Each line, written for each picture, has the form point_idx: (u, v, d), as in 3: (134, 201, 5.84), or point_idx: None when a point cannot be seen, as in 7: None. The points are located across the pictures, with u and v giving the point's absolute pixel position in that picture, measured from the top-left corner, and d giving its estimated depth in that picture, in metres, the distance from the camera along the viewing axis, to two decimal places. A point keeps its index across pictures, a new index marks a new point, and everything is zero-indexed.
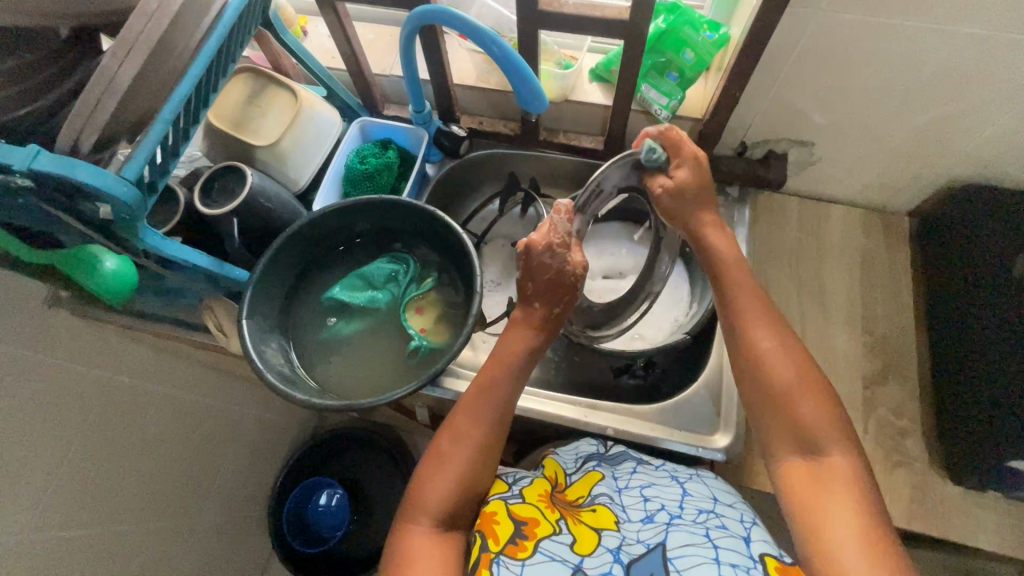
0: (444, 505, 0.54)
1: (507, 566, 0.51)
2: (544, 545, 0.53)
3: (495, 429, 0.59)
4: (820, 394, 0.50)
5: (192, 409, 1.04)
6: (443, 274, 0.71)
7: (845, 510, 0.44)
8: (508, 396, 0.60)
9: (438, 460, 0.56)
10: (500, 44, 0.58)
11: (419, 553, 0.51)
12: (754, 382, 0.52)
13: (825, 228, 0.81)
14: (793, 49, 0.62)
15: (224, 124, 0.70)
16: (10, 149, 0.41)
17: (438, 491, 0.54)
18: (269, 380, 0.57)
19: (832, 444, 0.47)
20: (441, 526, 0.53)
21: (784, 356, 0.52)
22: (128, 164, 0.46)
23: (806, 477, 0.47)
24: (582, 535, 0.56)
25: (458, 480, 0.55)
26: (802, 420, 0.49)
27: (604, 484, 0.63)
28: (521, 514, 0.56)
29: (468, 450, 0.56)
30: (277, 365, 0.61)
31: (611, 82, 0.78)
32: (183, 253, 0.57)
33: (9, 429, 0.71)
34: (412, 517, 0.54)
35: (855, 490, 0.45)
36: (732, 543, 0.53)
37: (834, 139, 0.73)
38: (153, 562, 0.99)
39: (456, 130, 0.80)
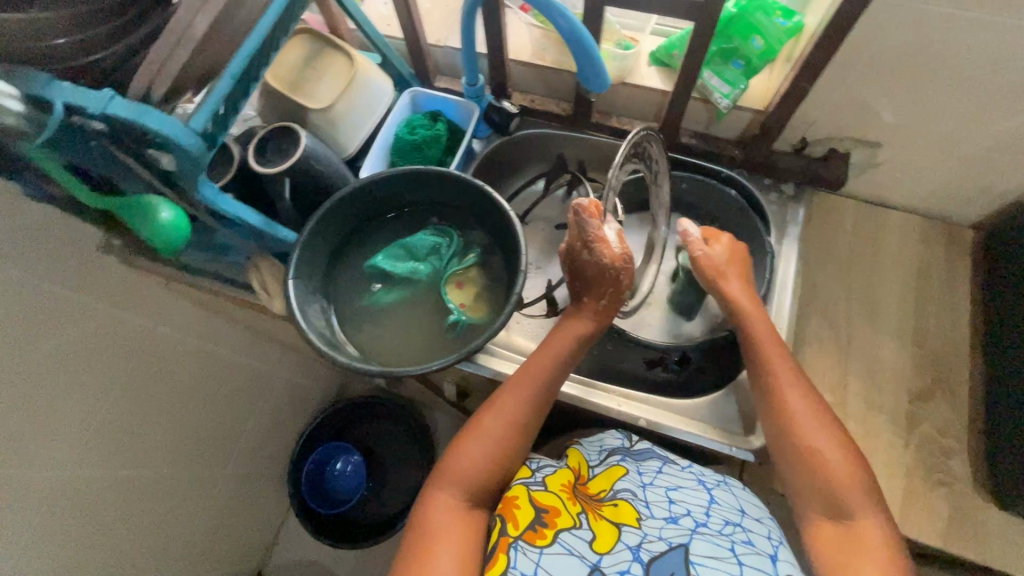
0: (476, 478, 0.56)
1: (525, 553, 0.51)
2: (563, 536, 0.53)
3: (537, 408, 0.61)
4: (849, 459, 0.52)
5: (220, 364, 1.07)
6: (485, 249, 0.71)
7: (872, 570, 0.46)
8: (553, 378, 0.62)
9: (477, 435, 0.58)
10: (567, 16, 0.56)
11: (444, 516, 0.53)
12: (784, 437, 0.55)
13: (882, 233, 0.78)
14: (872, 42, 0.59)
15: (281, 84, 0.69)
16: (87, 92, 0.42)
17: (473, 462, 0.57)
18: (312, 341, 0.58)
19: (864, 505, 0.50)
20: (469, 498, 0.55)
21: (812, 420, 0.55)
22: (196, 116, 0.46)
23: (837, 533, 0.50)
24: (602, 531, 0.55)
25: (493, 453, 0.58)
26: (841, 483, 0.51)
27: (628, 479, 0.62)
28: (542, 501, 0.56)
29: (505, 432, 0.59)
30: (319, 328, 0.62)
31: (671, 67, 0.75)
32: (236, 209, 0.58)
33: (55, 367, 0.74)
34: (442, 484, 0.56)
35: (884, 549, 0.47)
36: (757, 559, 0.52)
37: (904, 142, 0.70)
38: (175, 506, 1.03)
39: (506, 106, 0.79)
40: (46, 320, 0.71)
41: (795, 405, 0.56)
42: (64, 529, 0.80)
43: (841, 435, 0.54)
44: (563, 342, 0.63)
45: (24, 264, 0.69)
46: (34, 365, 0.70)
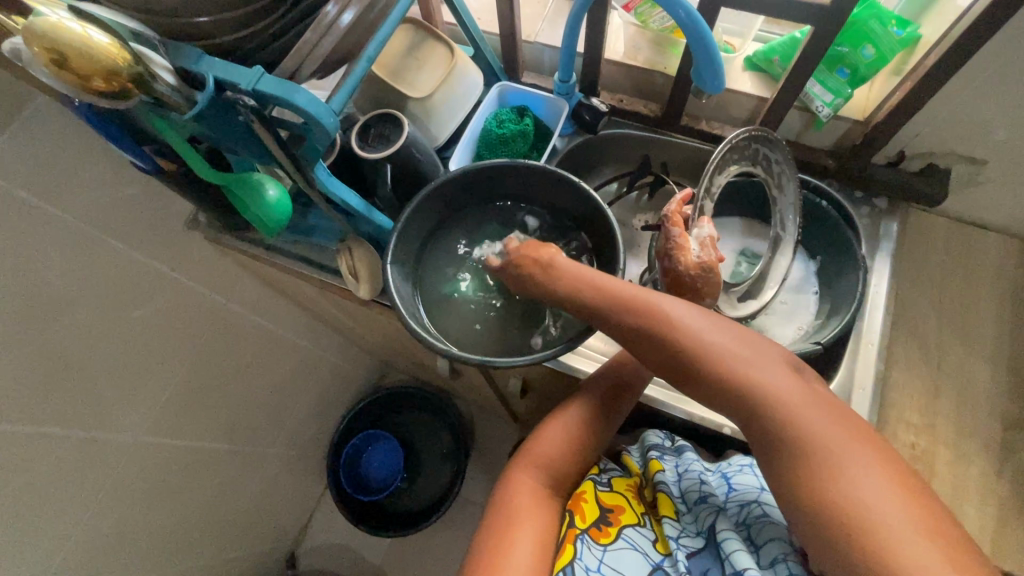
0: (558, 465, 0.57)
1: (590, 548, 0.55)
2: (628, 532, 0.57)
3: (619, 405, 0.61)
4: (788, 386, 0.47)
5: (276, 342, 1.09)
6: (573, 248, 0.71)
7: (867, 486, 0.41)
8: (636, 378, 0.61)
9: (557, 421, 0.60)
10: (687, 8, 0.55)
11: (525, 500, 0.54)
12: (740, 407, 0.48)
13: (977, 255, 0.76)
14: (998, 56, 0.57)
15: (383, 71, 0.70)
16: (238, 68, 0.44)
17: (553, 449, 0.58)
18: (411, 325, 0.59)
19: (812, 417, 0.45)
20: (548, 485, 0.56)
21: (745, 372, 0.48)
22: (335, 97, 0.47)
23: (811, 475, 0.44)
24: (662, 532, 0.59)
25: (573, 443, 0.58)
26: (814, 435, 0.44)
27: (664, 471, 0.62)
28: (608, 501, 0.60)
29: (584, 421, 0.59)
30: (413, 312, 0.64)
31: (769, 73, 0.74)
32: (342, 193, 0.59)
33: (134, 332, 0.76)
34: (524, 468, 0.57)
35: (861, 456, 0.42)
36: (773, 532, 0.53)
37: (1014, 162, 0.67)
38: (220, 478, 1.05)
39: (597, 104, 0.78)
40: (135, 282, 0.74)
41: (712, 366, 0.49)
42: (126, 486, 0.82)
43: (773, 364, 0.48)
44: None
45: (125, 229, 0.71)
46: (115, 324, 0.73)
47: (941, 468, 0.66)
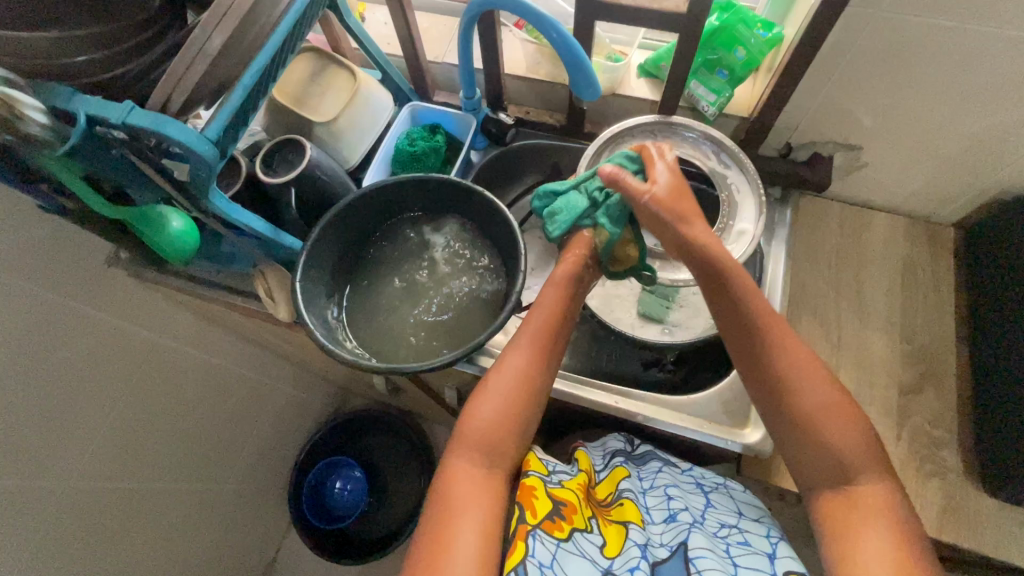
0: (490, 441, 0.55)
1: (543, 543, 0.51)
2: (577, 536, 0.55)
3: (543, 365, 0.60)
4: (867, 447, 0.51)
5: (225, 377, 1.08)
6: (485, 254, 0.73)
7: (876, 540, 0.47)
8: (556, 331, 0.61)
9: (488, 391, 0.58)
10: (559, 30, 0.60)
11: (462, 489, 0.52)
12: (819, 456, 0.52)
13: (868, 234, 0.81)
14: (849, 50, 0.63)
15: (287, 99, 0.73)
16: (109, 104, 0.46)
17: (485, 425, 0.56)
18: (319, 338, 0.61)
19: (870, 470, 0.51)
20: (484, 466, 0.55)
21: (831, 412, 0.52)
22: (209, 125, 0.49)
23: (841, 505, 0.50)
24: (611, 536, 0.57)
25: (504, 413, 0.57)
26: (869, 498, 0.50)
27: (630, 481, 0.64)
28: (560, 496, 0.57)
29: (512, 390, 0.57)
30: (328, 327, 0.66)
31: (659, 78, 0.79)
32: (245, 218, 0.61)
33: (62, 379, 0.74)
34: (461, 451, 0.55)
35: (892, 516, 0.49)
36: (754, 560, 0.53)
37: (884, 146, 0.73)
38: (172, 522, 1.02)
39: (503, 118, 0.83)
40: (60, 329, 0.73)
41: (806, 398, 0.53)
42: (65, 536, 0.80)
43: (859, 426, 0.52)
44: (557, 291, 0.63)
45: (40, 275, 0.70)
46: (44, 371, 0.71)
47: None
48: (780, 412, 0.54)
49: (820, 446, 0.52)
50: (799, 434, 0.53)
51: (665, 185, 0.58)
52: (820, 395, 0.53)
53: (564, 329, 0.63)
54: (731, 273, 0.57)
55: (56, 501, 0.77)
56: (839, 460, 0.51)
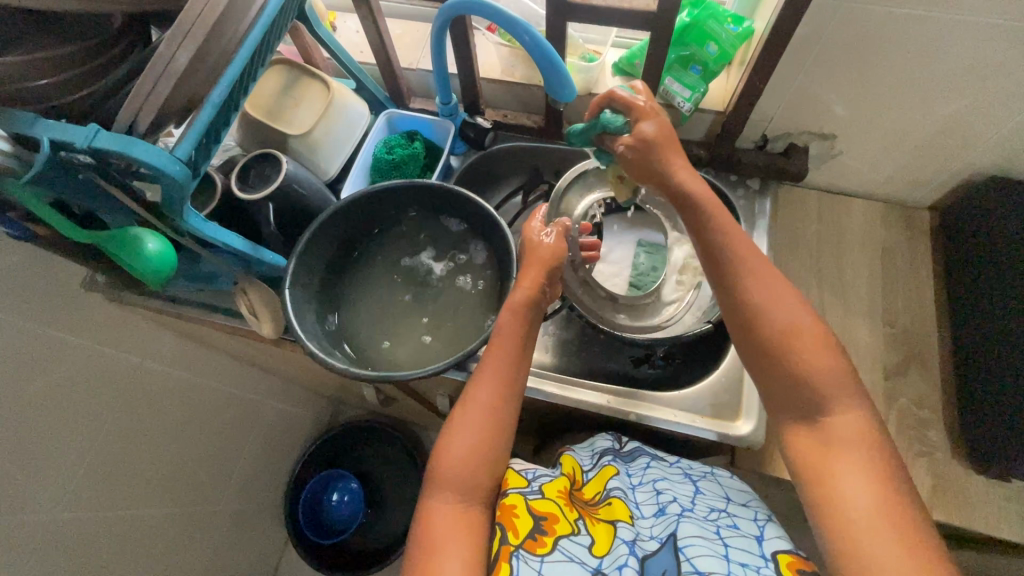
0: (463, 481, 0.53)
1: (527, 562, 0.51)
2: (563, 543, 0.53)
3: (508, 397, 0.57)
4: (839, 373, 0.49)
5: (217, 397, 1.06)
6: (476, 254, 0.73)
7: (854, 481, 0.45)
8: (518, 355, 0.58)
9: (455, 429, 0.55)
10: (531, 33, 0.60)
11: (441, 531, 0.50)
12: (793, 399, 0.50)
13: (846, 220, 0.82)
14: (818, 41, 0.63)
15: (260, 113, 0.72)
16: (72, 126, 0.45)
17: (454, 466, 0.53)
18: (308, 347, 0.60)
19: (843, 400, 0.48)
20: (462, 504, 0.52)
21: (799, 337, 0.50)
22: (180, 145, 0.49)
23: (815, 443, 0.48)
24: (599, 535, 0.56)
25: (472, 451, 0.54)
26: (846, 434, 0.47)
27: (619, 480, 0.63)
28: (540, 509, 0.56)
29: (481, 424, 0.55)
30: (317, 334, 0.65)
31: (634, 76, 0.79)
32: (222, 236, 0.60)
33: (46, 411, 0.72)
34: (437, 492, 0.53)
35: (863, 445, 0.47)
36: (743, 542, 0.53)
37: (857, 134, 0.74)
38: (166, 548, 1.00)
39: (480, 122, 0.82)
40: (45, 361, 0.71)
41: (776, 321, 0.51)
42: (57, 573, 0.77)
43: (833, 354, 0.50)
44: (514, 317, 0.59)
45: (17, 304, 0.68)
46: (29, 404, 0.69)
47: None
48: (750, 339, 0.52)
49: (793, 378, 0.50)
50: (765, 363, 0.51)
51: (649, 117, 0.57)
52: (783, 338, 0.50)
53: (526, 357, 0.60)
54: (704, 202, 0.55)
55: (46, 537, 0.74)
56: (813, 393, 0.49)
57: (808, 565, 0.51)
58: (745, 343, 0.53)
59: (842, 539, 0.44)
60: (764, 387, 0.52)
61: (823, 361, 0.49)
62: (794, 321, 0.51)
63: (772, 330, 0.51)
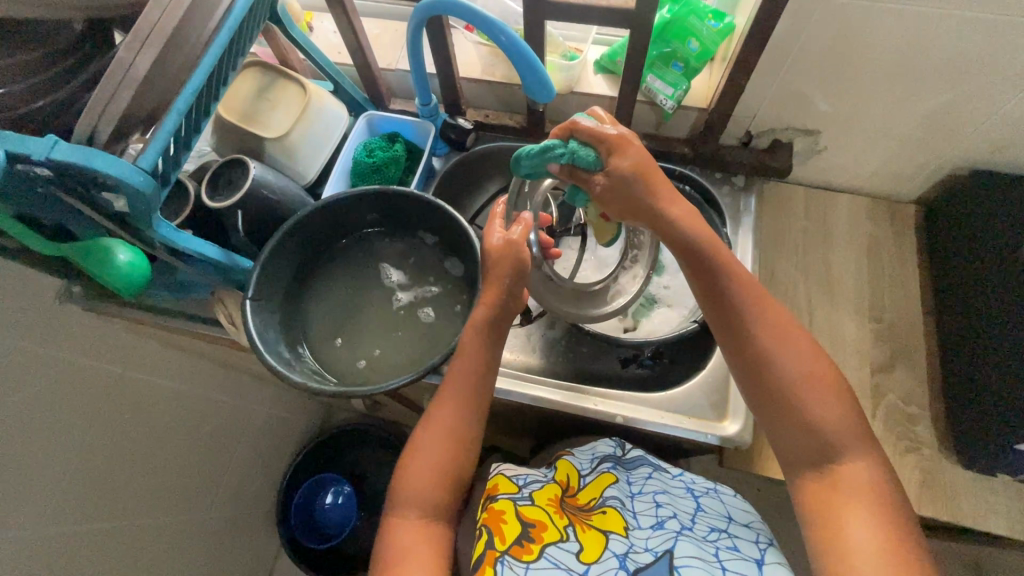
0: (426, 506, 0.53)
1: (512, 567, 0.50)
2: (550, 551, 0.52)
3: (466, 425, 0.57)
4: (852, 424, 0.49)
5: (203, 406, 1.04)
6: (448, 261, 0.73)
7: (864, 528, 0.45)
8: (478, 383, 0.58)
9: (416, 456, 0.55)
10: (507, 33, 0.59)
11: (403, 552, 0.50)
12: (800, 440, 0.49)
13: (832, 215, 0.82)
14: (800, 36, 0.63)
15: (234, 117, 0.71)
16: (31, 139, 0.43)
17: (416, 492, 0.53)
18: (268, 361, 0.59)
19: (855, 449, 0.48)
20: (426, 525, 0.53)
21: (811, 386, 0.50)
22: (145, 154, 0.48)
23: (824, 488, 0.48)
24: (589, 542, 0.55)
25: (434, 478, 0.54)
26: (853, 481, 0.47)
27: (617, 488, 0.62)
28: (529, 516, 0.55)
29: (440, 452, 0.55)
30: (278, 347, 0.63)
31: (616, 73, 0.78)
32: (195, 245, 0.59)
33: (28, 427, 0.70)
34: (399, 509, 0.53)
35: (875, 496, 0.46)
36: (742, 565, 0.53)
37: (841, 129, 0.74)
38: (156, 560, 0.98)
39: (462, 123, 0.81)
40: (23, 376, 0.69)
41: (786, 371, 0.50)
42: None
43: (844, 403, 0.50)
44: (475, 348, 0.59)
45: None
46: (8, 421, 0.68)
47: None
48: (757, 384, 0.51)
49: (803, 425, 0.49)
50: (774, 407, 0.51)
51: (619, 156, 0.54)
52: (797, 381, 0.50)
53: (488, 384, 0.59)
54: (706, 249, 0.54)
55: (31, 555, 0.73)
56: (822, 435, 0.49)
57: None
58: (749, 379, 0.52)
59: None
60: (766, 422, 0.52)
61: (833, 406, 0.49)
62: (807, 370, 0.50)
63: (784, 372, 0.50)
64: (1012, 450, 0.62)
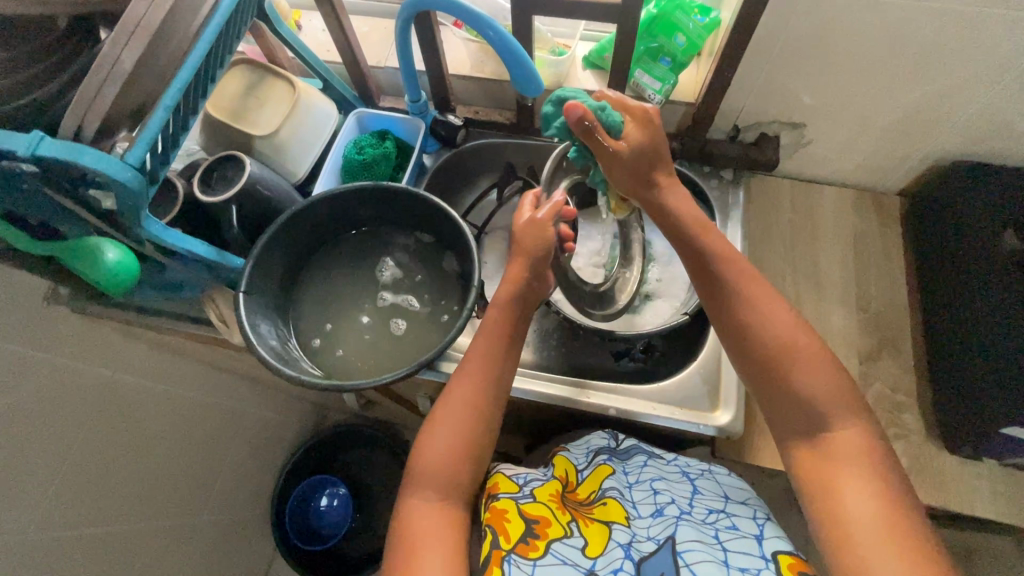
0: (444, 474, 0.53)
1: (519, 565, 0.50)
2: (556, 546, 0.52)
3: (487, 395, 0.57)
4: (842, 392, 0.49)
5: (195, 408, 1.03)
6: (442, 258, 0.73)
7: (859, 498, 0.45)
8: (499, 352, 0.59)
9: (436, 424, 0.55)
10: (496, 28, 0.59)
11: (419, 523, 0.50)
12: (797, 411, 0.50)
13: (820, 207, 0.83)
14: (784, 31, 0.63)
15: (222, 114, 0.70)
16: (15, 135, 0.43)
17: (434, 461, 0.53)
18: (260, 353, 0.59)
19: (846, 415, 0.48)
20: (443, 497, 0.52)
21: (793, 355, 0.50)
22: (131, 150, 0.47)
23: (816, 458, 0.48)
24: (593, 536, 0.55)
25: (453, 446, 0.54)
26: (847, 449, 0.47)
27: (614, 480, 0.63)
28: (532, 512, 0.55)
29: (460, 419, 0.55)
30: (271, 340, 0.63)
31: (604, 68, 0.79)
32: (185, 242, 0.59)
33: (15, 431, 0.69)
34: (418, 486, 0.53)
35: (868, 458, 0.47)
36: (743, 543, 0.53)
37: (826, 122, 0.75)
38: (149, 564, 0.97)
39: (451, 119, 0.81)
40: (11, 379, 0.68)
41: (765, 339, 0.52)
42: None
43: (829, 367, 0.50)
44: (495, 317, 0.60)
45: None
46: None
47: None
48: (741, 355, 0.53)
49: (788, 394, 0.50)
50: (760, 377, 0.52)
51: (638, 128, 0.57)
52: (790, 345, 0.51)
53: (510, 355, 0.60)
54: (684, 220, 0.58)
55: (21, 560, 0.72)
56: (813, 406, 0.49)
57: (808, 566, 0.51)
58: (742, 351, 0.53)
59: (847, 556, 0.43)
60: (762, 396, 0.53)
61: (828, 376, 0.50)
62: (794, 336, 0.51)
63: (779, 339, 0.51)
64: (997, 434, 0.63)
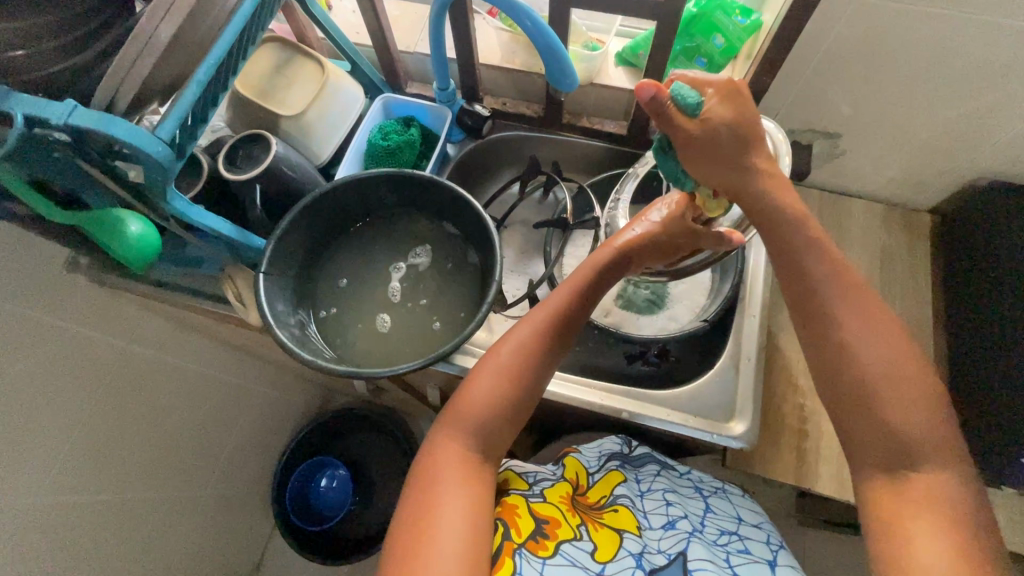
0: (484, 423, 0.52)
1: (529, 562, 0.50)
2: (566, 548, 0.52)
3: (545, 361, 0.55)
4: (937, 434, 0.45)
5: (204, 383, 1.03)
6: (464, 250, 0.73)
7: (932, 550, 0.41)
8: (574, 316, 0.56)
9: (490, 368, 0.53)
10: (533, 19, 0.58)
11: (445, 467, 0.50)
12: (872, 436, 0.46)
13: (848, 219, 0.81)
14: (828, 37, 0.62)
15: (251, 93, 0.70)
16: (49, 103, 0.43)
17: (478, 408, 0.52)
18: (279, 336, 0.59)
19: (940, 461, 0.44)
20: (476, 447, 0.52)
21: (901, 384, 0.46)
22: (162, 124, 0.47)
23: (893, 495, 0.45)
24: (602, 541, 0.55)
25: (501, 398, 0.52)
26: (928, 495, 0.43)
27: (627, 487, 0.62)
28: (542, 512, 0.55)
29: (512, 373, 0.53)
30: (290, 324, 0.63)
31: (637, 66, 0.78)
32: (208, 220, 0.58)
33: (30, 394, 0.70)
34: (454, 428, 0.52)
35: (950, 510, 0.43)
36: (755, 569, 0.54)
37: (862, 133, 0.73)
38: (152, 533, 0.98)
39: (479, 110, 0.80)
40: (26, 344, 0.68)
41: (866, 361, 0.47)
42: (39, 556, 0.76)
43: (935, 408, 0.46)
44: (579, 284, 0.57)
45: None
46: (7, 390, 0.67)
47: (826, 423, 0.70)
48: (835, 382, 0.48)
49: (878, 427, 0.46)
50: (855, 399, 0.47)
51: (723, 103, 0.45)
52: (883, 372, 0.46)
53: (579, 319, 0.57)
54: (788, 217, 0.50)
55: (29, 520, 0.73)
56: (894, 435, 0.45)
57: None
58: (826, 352, 0.49)
59: None
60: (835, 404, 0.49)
61: (922, 413, 0.45)
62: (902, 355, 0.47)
63: (884, 357, 0.47)
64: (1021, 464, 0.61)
